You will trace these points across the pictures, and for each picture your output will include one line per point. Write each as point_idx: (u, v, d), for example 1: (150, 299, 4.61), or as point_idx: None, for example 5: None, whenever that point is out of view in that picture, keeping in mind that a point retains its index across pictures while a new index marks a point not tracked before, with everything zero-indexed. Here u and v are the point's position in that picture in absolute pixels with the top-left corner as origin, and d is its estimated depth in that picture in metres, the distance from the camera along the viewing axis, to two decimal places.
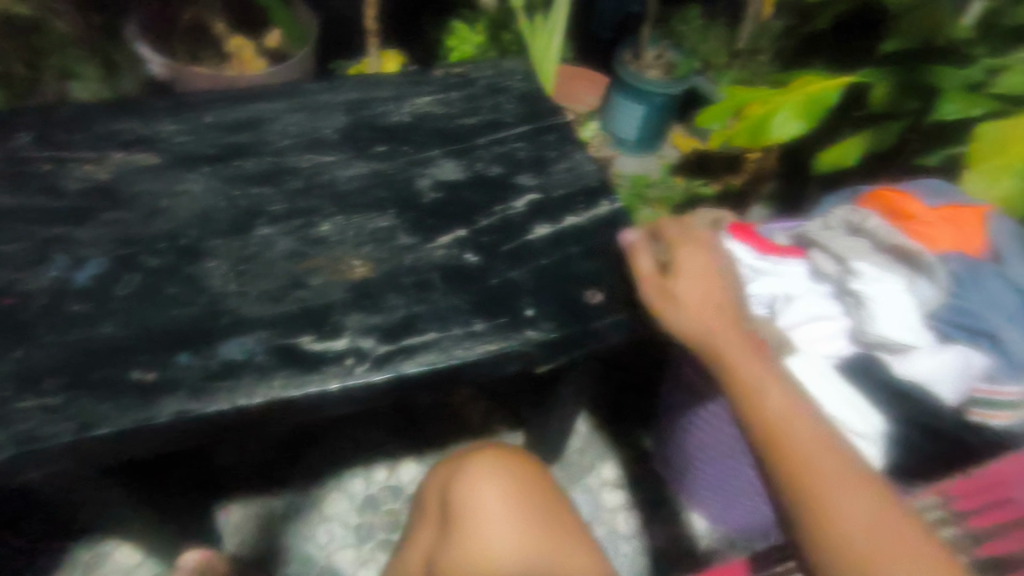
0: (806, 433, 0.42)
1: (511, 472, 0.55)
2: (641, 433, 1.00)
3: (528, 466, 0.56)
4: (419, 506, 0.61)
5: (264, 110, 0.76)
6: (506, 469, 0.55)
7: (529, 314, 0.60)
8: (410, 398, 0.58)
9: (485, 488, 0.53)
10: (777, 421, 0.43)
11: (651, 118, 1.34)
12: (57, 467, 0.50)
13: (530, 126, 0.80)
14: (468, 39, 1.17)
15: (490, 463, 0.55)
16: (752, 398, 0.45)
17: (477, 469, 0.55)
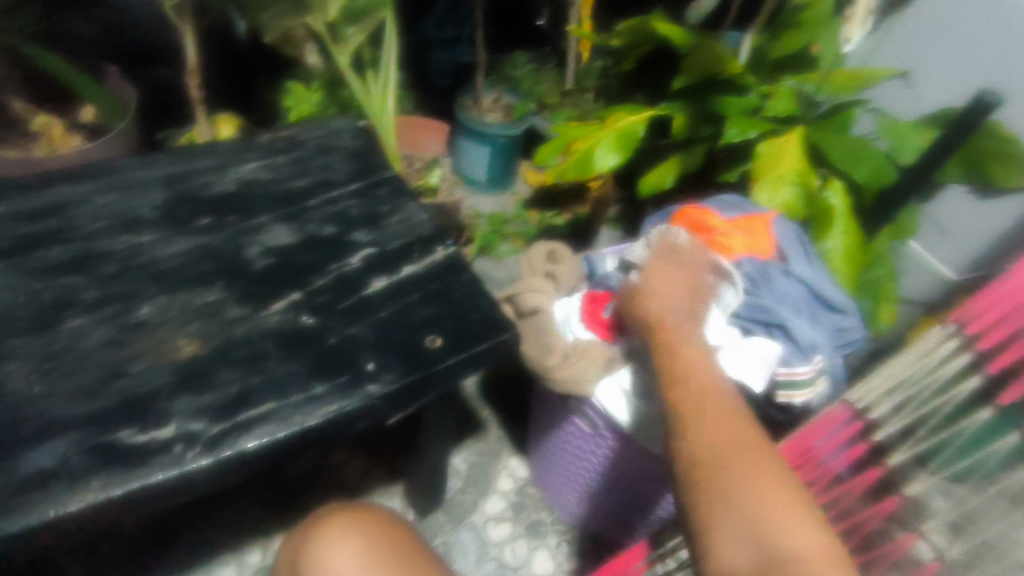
0: (715, 402, 0.47)
1: (363, 533, 0.57)
2: (517, 460, 1.03)
3: (380, 523, 0.58)
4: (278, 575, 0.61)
5: (70, 193, 0.72)
6: (357, 531, 0.57)
7: (370, 368, 0.61)
8: (253, 474, 0.56)
9: (337, 556, 0.55)
10: (690, 392, 0.48)
11: (497, 159, 1.41)
12: None
13: (362, 182, 0.82)
14: (305, 98, 1.17)
15: (341, 528, 0.57)
16: (686, 371, 0.50)
17: (328, 537, 0.56)
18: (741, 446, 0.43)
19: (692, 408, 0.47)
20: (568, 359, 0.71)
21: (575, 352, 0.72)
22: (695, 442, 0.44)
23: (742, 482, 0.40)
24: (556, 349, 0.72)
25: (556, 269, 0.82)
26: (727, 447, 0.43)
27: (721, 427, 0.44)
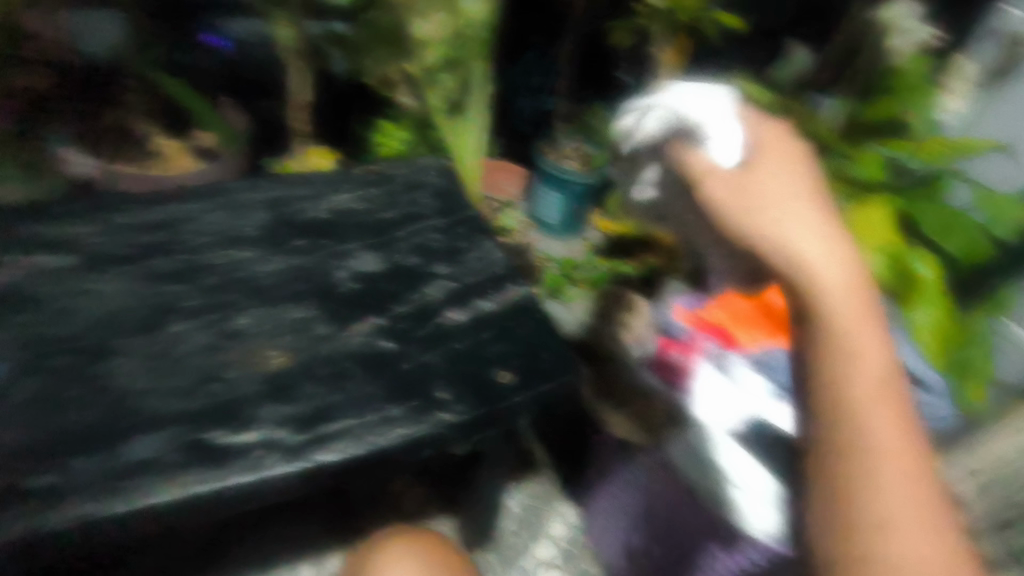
0: (878, 420, 0.50)
1: (420, 553, 0.58)
2: (571, 509, 1.01)
3: (436, 548, 0.60)
4: None
5: (184, 210, 0.79)
6: (415, 551, 0.58)
7: (442, 396, 0.62)
8: (323, 488, 0.58)
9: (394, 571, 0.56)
10: (846, 399, 0.50)
11: (571, 205, 1.43)
12: None
13: (446, 219, 0.85)
14: (395, 135, 1.24)
15: (400, 548, 0.59)
16: (853, 357, 0.51)
17: (387, 554, 0.58)
18: (870, 485, 0.48)
19: (865, 423, 0.50)
20: None
21: None
22: (863, 445, 0.49)
23: None
24: None
25: None
26: (881, 468, 0.48)
27: (892, 442, 0.49)
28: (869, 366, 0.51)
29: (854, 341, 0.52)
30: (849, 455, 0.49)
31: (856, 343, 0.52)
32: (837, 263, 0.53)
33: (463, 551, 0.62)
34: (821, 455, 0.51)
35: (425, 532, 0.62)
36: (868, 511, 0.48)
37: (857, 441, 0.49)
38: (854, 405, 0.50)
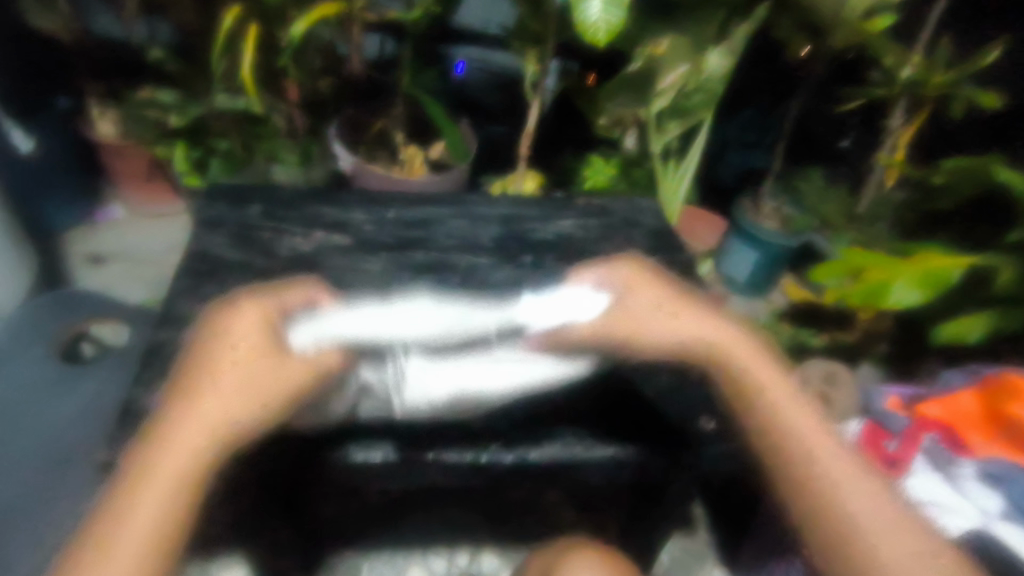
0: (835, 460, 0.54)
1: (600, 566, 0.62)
2: (721, 573, 0.99)
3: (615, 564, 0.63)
4: None
5: (435, 213, 0.91)
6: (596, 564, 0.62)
7: (646, 426, 0.69)
8: (530, 478, 0.69)
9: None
10: (783, 450, 0.55)
11: (764, 266, 1.42)
12: (252, 474, 0.64)
13: (659, 258, 0.89)
14: (601, 170, 1.30)
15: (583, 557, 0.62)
16: (780, 437, 0.56)
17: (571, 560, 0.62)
18: (887, 528, 0.51)
19: (795, 467, 0.54)
20: None
21: None
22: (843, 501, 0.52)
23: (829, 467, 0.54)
24: None
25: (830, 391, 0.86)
26: (852, 504, 0.52)
27: (856, 487, 0.53)
28: (798, 432, 0.56)
29: (748, 423, 0.58)
30: (824, 519, 0.52)
31: (761, 411, 0.57)
32: (691, 327, 0.61)
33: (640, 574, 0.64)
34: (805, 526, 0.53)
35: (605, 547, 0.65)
36: (870, 539, 0.50)
37: (804, 483, 0.54)
38: (801, 458, 0.55)
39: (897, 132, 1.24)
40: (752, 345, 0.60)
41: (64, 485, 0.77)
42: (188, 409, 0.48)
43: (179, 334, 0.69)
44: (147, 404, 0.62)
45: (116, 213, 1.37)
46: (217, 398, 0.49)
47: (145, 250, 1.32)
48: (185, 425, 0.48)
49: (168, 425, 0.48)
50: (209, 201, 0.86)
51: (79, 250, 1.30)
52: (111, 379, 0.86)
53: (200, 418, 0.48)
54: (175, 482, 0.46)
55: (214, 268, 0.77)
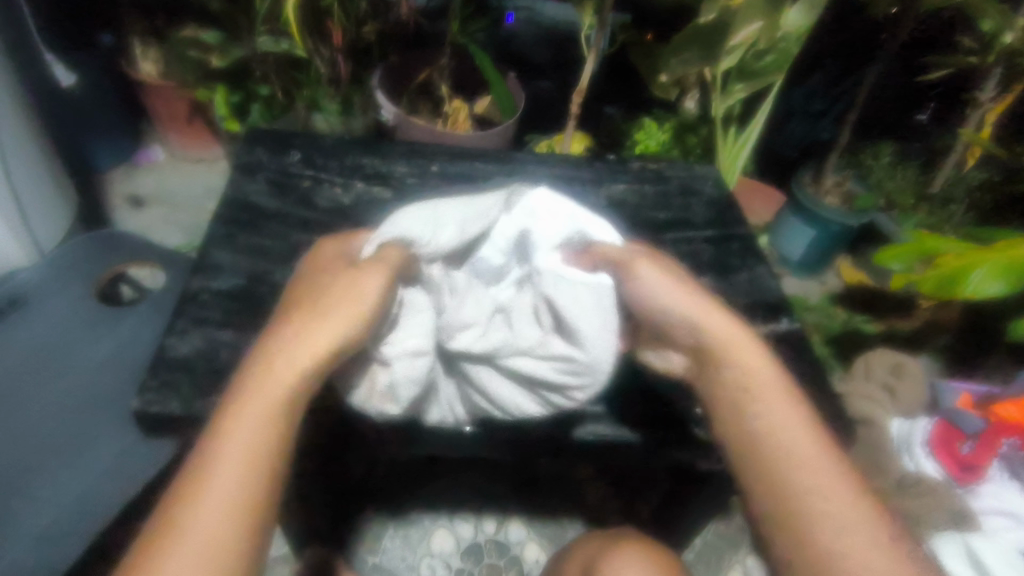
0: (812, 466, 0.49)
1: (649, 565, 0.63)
2: (755, 561, 0.96)
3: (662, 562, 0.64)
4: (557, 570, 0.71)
5: (481, 170, 0.86)
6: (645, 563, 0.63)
7: (696, 413, 0.65)
8: (568, 458, 0.65)
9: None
10: (765, 458, 0.50)
11: (821, 244, 1.32)
12: None
13: (717, 231, 0.83)
14: (654, 135, 1.21)
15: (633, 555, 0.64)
16: (747, 414, 0.51)
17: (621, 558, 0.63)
18: (834, 503, 0.48)
19: (767, 448, 0.50)
20: (903, 490, 0.68)
21: (911, 486, 0.68)
22: (798, 474, 0.49)
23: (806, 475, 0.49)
24: (886, 472, 0.71)
25: (895, 383, 0.80)
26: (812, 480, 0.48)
27: (813, 463, 0.49)
28: (764, 406, 0.51)
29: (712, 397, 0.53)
30: (769, 487, 0.49)
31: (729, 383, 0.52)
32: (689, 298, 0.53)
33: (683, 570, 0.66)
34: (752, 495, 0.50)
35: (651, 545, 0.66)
36: (824, 519, 0.47)
37: (765, 456, 0.50)
38: (760, 435, 0.51)
39: (986, 107, 1.13)
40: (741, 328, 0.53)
41: (99, 427, 0.76)
42: (282, 357, 0.46)
43: (213, 282, 0.66)
44: (179, 352, 0.60)
45: (156, 155, 1.36)
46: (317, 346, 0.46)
47: (183, 194, 1.31)
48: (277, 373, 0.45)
49: (265, 372, 0.46)
50: (248, 145, 0.83)
51: (120, 192, 1.29)
52: (147, 324, 0.85)
53: (293, 364, 0.45)
54: (267, 424, 0.45)
55: (251, 216, 0.74)
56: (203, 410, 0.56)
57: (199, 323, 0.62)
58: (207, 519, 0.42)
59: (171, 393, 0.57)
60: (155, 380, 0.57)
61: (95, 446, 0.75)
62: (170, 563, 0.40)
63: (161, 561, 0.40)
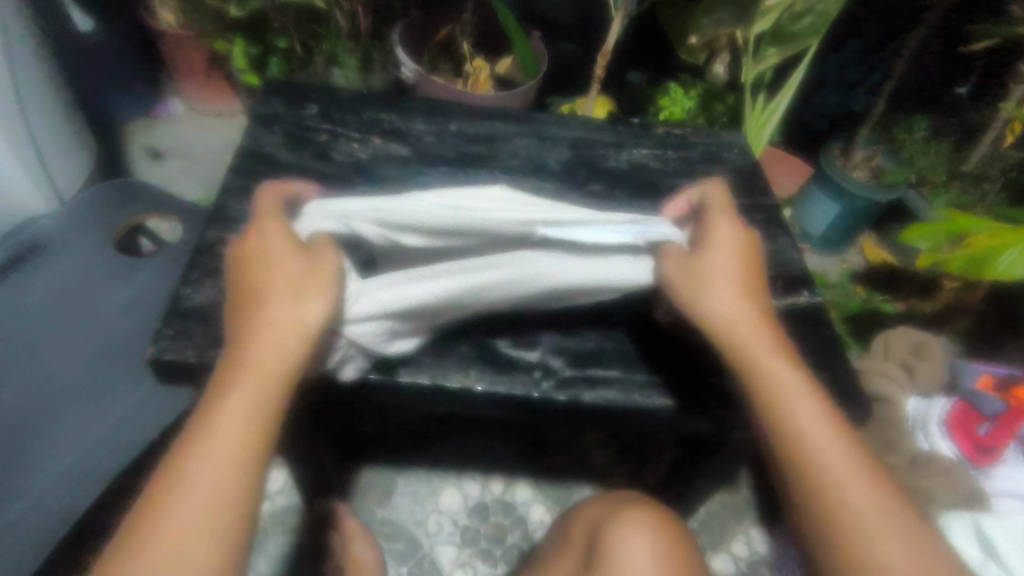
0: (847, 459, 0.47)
1: (656, 533, 0.63)
2: (758, 532, 0.97)
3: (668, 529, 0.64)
4: (563, 535, 0.72)
5: (500, 129, 0.84)
6: (652, 530, 0.63)
7: (711, 382, 0.63)
8: (580, 422, 0.64)
9: (634, 541, 0.62)
10: (799, 449, 0.47)
11: (846, 220, 1.29)
12: None
13: (740, 200, 0.81)
14: (680, 101, 1.17)
15: (639, 522, 0.64)
16: (776, 406, 0.49)
17: (627, 523, 0.63)
18: (862, 493, 0.46)
19: (794, 428, 0.48)
20: (917, 469, 0.68)
21: (925, 465, 0.67)
22: (825, 458, 0.47)
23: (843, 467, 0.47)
24: (900, 450, 0.71)
25: (915, 363, 0.78)
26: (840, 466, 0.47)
27: (838, 448, 0.47)
28: (789, 386, 0.50)
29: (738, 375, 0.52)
30: (797, 471, 0.47)
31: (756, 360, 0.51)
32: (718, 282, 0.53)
33: (692, 540, 0.65)
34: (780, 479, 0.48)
35: (659, 513, 0.66)
36: (852, 507, 0.45)
37: (791, 438, 0.48)
38: (786, 415, 0.49)
39: None
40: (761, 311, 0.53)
41: (118, 374, 0.78)
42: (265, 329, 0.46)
43: (229, 233, 0.66)
44: (193, 301, 0.60)
45: (175, 108, 1.35)
46: (289, 318, 0.47)
47: (201, 147, 1.31)
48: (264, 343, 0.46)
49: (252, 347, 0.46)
50: (266, 97, 0.81)
51: (138, 143, 1.29)
52: (164, 275, 0.86)
53: (279, 338, 0.46)
54: (258, 395, 0.44)
55: (267, 168, 0.73)
56: (216, 359, 0.56)
57: (214, 273, 0.63)
58: (199, 494, 0.40)
59: (185, 342, 0.57)
60: (170, 328, 0.58)
61: (112, 393, 0.76)
62: (162, 538, 0.38)
63: (148, 540, 0.38)
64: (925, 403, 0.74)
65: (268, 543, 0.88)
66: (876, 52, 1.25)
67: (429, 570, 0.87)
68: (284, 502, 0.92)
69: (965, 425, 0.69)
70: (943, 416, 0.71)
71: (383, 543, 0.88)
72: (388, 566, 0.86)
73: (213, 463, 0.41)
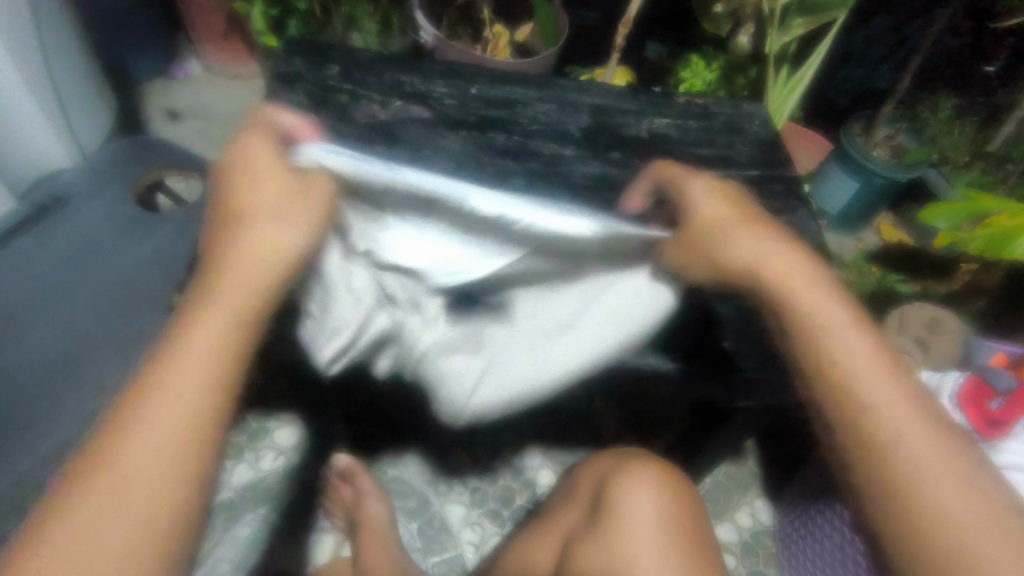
0: (923, 435, 0.48)
1: (661, 487, 0.65)
2: (762, 503, 0.98)
3: (674, 485, 0.66)
4: (570, 490, 0.74)
5: (521, 94, 0.83)
6: (657, 485, 0.65)
7: (726, 346, 0.63)
8: (593, 381, 0.65)
9: (639, 493, 0.64)
10: (877, 426, 0.48)
11: (866, 198, 1.28)
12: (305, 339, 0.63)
13: (760, 172, 0.80)
14: (701, 73, 1.16)
15: (644, 476, 0.66)
16: (855, 389, 0.49)
17: (633, 476, 0.66)
18: (912, 440, 0.48)
19: (845, 376, 0.50)
20: None
21: None
22: (881, 405, 0.49)
23: (919, 441, 0.48)
24: None
25: (929, 337, 0.79)
26: (893, 415, 0.48)
27: (903, 410, 0.49)
28: (837, 336, 0.51)
29: (798, 342, 0.53)
30: (846, 416, 0.49)
31: (806, 304, 0.53)
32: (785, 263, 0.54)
33: (695, 499, 0.68)
34: (829, 426, 0.50)
35: (665, 470, 0.68)
36: (900, 448, 0.47)
37: (840, 382, 0.50)
38: (839, 367, 0.50)
39: None
40: (802, 258, 0.55)
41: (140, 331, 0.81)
42: (253, 244, 0.48)
43: None
44: None
45: (193, 70, 1.35)
46: (266, 237, 0.48)
47: (219, 110, 1.31)
48: (239, 265, 0.47)
49: (225, 263, 0.47)
50: (287, 56, 0.81)
51: (157, 103, 1.29)
52: (183, 233, 0.87)
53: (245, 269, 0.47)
54: (235, 319, 0.45)
55: (288, 126, 0.73)
56: None
57: None
58: (178, 400, 0.41)
59: None
60: None
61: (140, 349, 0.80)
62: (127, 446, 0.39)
63: (126, 433, 0.40)
64: (937, 376, 0.74)
65: (280, 495, 0.91)
66: (904, 29, 1.22)
67: (438, 527, 0.89)
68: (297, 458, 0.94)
69: (975, 399, 0.69)
70: (954, 390, 0.71)
71: (394, 501, 0.90)
72: (400, 522, 0.88)
73: (187, 375, 0.42)
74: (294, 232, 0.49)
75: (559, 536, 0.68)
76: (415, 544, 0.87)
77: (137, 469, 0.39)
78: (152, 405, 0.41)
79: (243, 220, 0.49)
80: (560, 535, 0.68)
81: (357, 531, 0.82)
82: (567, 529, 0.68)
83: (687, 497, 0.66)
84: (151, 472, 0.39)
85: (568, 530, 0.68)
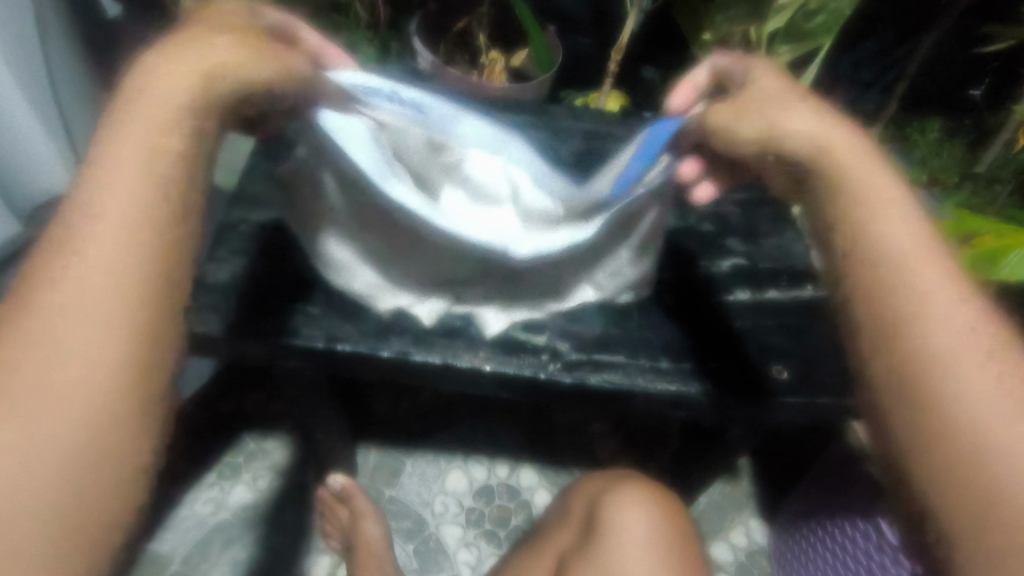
0: (964, 346, 0.46)
1: (652, 503, 0.66)
2: (758, 523, 0.98)
3: (665, 500, 0.68)
4: (565, 511, 0.75)
5: (515, 120, 0.86)
6: (648, 501, 0.66)
7: (714, 367, 0.65)
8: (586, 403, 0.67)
9: (632, 512, 0.65)
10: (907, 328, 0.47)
11: None
12: (305, 362, 0.67)
13: (749, 196, 0.82)
14: None
15: (635, 494, 0.67)
16: (898, 290, 0.49)
17: (624, 495, 0.67)
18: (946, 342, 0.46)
19: (900, 280, 0.49)
20: None
21: None
22: (926, 306, 0.48)
23: (959, 351, 0.46)
24: None
25: None
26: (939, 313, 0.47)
27: (947, 315, 0.47)
28: (890, 232, 0.51)
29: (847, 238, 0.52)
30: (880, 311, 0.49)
31: (869, 221, 0.52)
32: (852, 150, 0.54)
33: (690, 516, 0.68)
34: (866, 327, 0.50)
35: (654, 485, 0.69)
36: (955, 400, 0.44)
37: (893, 293, 0.49)
38: (899, 273, 0.49)
39: None
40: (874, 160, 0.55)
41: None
42: (148, 110, 0.46)
43: None
44: None
45: None
46: (173, 94, 0.47)
47: None
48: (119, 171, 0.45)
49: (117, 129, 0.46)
50: None
51: None
52: None
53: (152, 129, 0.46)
54: (137, 192, 0.45)
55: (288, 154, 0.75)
56: None
57: None
58: (96, 265, 0.43)
59: None
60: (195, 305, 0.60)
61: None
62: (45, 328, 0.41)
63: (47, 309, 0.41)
64: None
65: (283, 516, 1.02)
66: (891, 54, 1.25)
67: (433, 548, 0.90)
68: (297, 480, 1.05)
69: None
70: None
71: (391, 522, 0.91)
72: (396, 542, 0.89)
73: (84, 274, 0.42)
74: (184, 89, 0.47)
75: (554, 558, 0.69)
76: (410, 564, 0.88)
77: (50, 377, 0.39)
78: (53, 319, 0.41)
79: (132, 98, 0.46)
80: (554, 558, 0.69)
81: (352, 552, 0.82)
82: (561, 551, 0.69)
83: (680, 512, 0.68)
84: (102, 347, 0.41)
85: (563, 552, 0.68)
